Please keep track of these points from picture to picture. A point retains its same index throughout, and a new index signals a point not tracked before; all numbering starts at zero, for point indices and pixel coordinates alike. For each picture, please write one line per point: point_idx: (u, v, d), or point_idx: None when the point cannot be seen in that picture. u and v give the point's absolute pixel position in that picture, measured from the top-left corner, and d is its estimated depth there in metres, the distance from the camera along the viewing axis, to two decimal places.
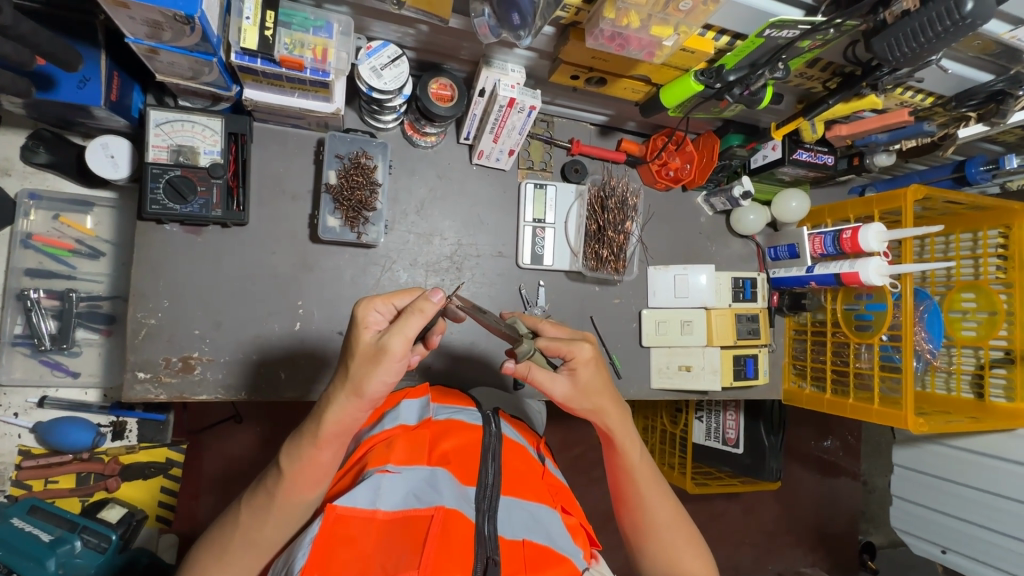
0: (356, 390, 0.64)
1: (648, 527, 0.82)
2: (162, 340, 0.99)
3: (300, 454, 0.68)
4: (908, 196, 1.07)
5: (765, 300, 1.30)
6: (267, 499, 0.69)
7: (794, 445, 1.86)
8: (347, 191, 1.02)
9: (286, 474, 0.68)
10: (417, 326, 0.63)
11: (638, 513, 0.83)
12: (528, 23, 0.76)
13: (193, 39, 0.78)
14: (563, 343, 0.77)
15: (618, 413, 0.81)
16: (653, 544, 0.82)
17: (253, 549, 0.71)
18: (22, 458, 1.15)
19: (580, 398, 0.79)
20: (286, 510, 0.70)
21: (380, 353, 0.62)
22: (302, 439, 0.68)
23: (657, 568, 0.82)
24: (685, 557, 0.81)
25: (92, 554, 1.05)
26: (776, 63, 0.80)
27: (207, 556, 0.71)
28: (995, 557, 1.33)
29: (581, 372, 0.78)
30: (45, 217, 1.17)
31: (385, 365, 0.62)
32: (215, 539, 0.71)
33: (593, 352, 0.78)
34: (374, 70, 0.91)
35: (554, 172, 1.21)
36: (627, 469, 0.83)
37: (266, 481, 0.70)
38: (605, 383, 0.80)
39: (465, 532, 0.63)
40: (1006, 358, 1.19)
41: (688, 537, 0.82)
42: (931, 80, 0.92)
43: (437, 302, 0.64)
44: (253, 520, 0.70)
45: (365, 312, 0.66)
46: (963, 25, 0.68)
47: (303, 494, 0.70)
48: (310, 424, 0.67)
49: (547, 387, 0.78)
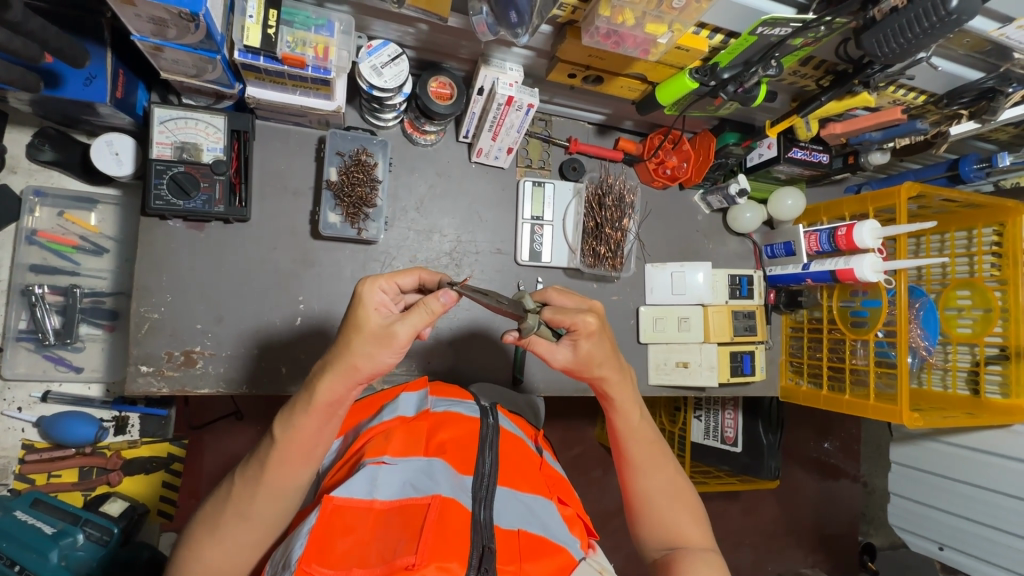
0: (353, 365, 0.66)
1: (647, 493, 0.83)
2: (165, 334, 1.01)
3: (291, 423, 0.69)
4: (901, 194, 1.09)
5: (762, 297, 1.31)
6: (257, 471, 0.70)
7: (794, 445, 1.87)
8: (348, 188, 1.03)
9: (277, 443, 0.69)
10: (420, 317, 0.65)
11: (636, 478, 0.84)
12: (525, 21, 0.77)
13: (197, 37, 0.79)
14: (564, 315, 0.76)
15: (621, 379, 0.81)
16: (650, 511, 0.83)
17: (244, 524, 0.70)
18: (25, 453, 1.16)
19: (586, 367, 0.79)
20: (276, 486, 0.70)
21: (387, 337, 0.64)
22: (294, 408, 0.69)
23: (655, 538, 0.82)
24: (686, 529, 0.81)
25: (94, 547, 1.07)
26: (768, 61, 0.82)
27: (209, 532, 0.70)
28: (993, 553, 1.33)
29: (584, 343, 0.77)
30: (50, 214, 1.18)
31: (388, 348, 0.65)
32: (209, 514, 0.72)
33: (596, 324, 0.77)
34: (374, 68, 0.93)
35: (552, 170, 1.22)
36: (627, 433, 0.84)
37: (258, 452, 0.71)
38: (611, 354, 0.79)
39: (462, 520, 0.63)
40: (1001, 354, 1.21)
41: (687, 508, 0.83)
42: (923, 78, 0.94)
43: (448, 304, 0.65)
44: (244, 491, 0.70)
45: (370, 290, 0.66)
46: (949, 20, 0.69)
47: (293, 466, 0.70)
48: (304, 393, 0.69)
49: (550, 355, 0.79)
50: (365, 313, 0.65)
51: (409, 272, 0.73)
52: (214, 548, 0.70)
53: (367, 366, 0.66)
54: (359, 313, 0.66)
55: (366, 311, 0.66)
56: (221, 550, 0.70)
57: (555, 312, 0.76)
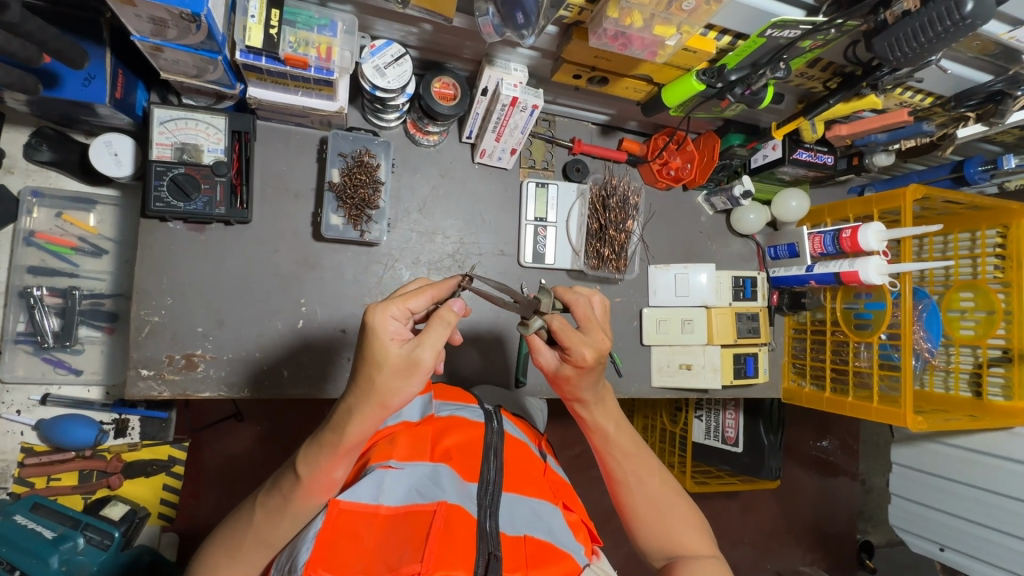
0: (381, 402, 0.63)
1: (637, 501, 0.82)
2: (166, 337, 1.00)
3: (318, 462, 0.67)
4: (906, 195, 1.07)
5: (765, 298, 1.30)
6: (280, 504, 0.69)
7: (793, 444, 1.87)
8: (350, 189, 1.03)
9: (303, 481, 0.67)
10: (442, 335, 0.64)
11: (625, 489, 0.83)
12: (531, 22, 0.76)
13: (198, 37, 0.78)
14: (569, 337, 0.75)
15: (595, 395, 0.83)
16: (644, 520, 0.82)
17: (265, 548, 0.71)
18: (24, 456, 1.16)
19: (563, 380, 0.81)
20: (298, 514, 0.70)
21: (414, 366, 0.62)
22: (321, 448, 0.67)
23: (654, 548, 0.81)
24: (684, 536, 0.80)
25: (94, 552, 1.06)
26: (777, 63, 0.80)
27: (230, 556, 0.70)
28: (994, 555, 1.33)
29: (570, 367, 0.78)
30: (48, 215, 1.17)
31: (415, 376, 0.63)
32: (228, 537, 0.71)
33: (592, 358, 0.75)
34: (377, 68, 0.91)
35: (555, 171, 1.21)
36: (607, 445, 0.84)
37: (280, 484, 0.70)
38: (596, 377, 0.80)
39: (467, 528, 0.62)
40: (1004, 357, 1.20)
41: (683, 514, 0.82)
42: (930, 80, 0.93)
43: (460, 315, 0.65)
44: (265, 521, 0.70)
45: (384, 321, 0.63)
46: (962, 25, 0.68)
47: (317, 498, 0.69)
48: (331, 433, 0.66)
49: (539, 354, 0.81)
50: (383, 346, 0.62)
51: (421, 291, 0.68)
52: (235, 570, 0.71)
53: (397, 402, 0.64)
54: (377, 348, 0.62)
55: (383, 342, 0.62)
56: (243, 569, 0.71)
57: (560, 327, 0.75)
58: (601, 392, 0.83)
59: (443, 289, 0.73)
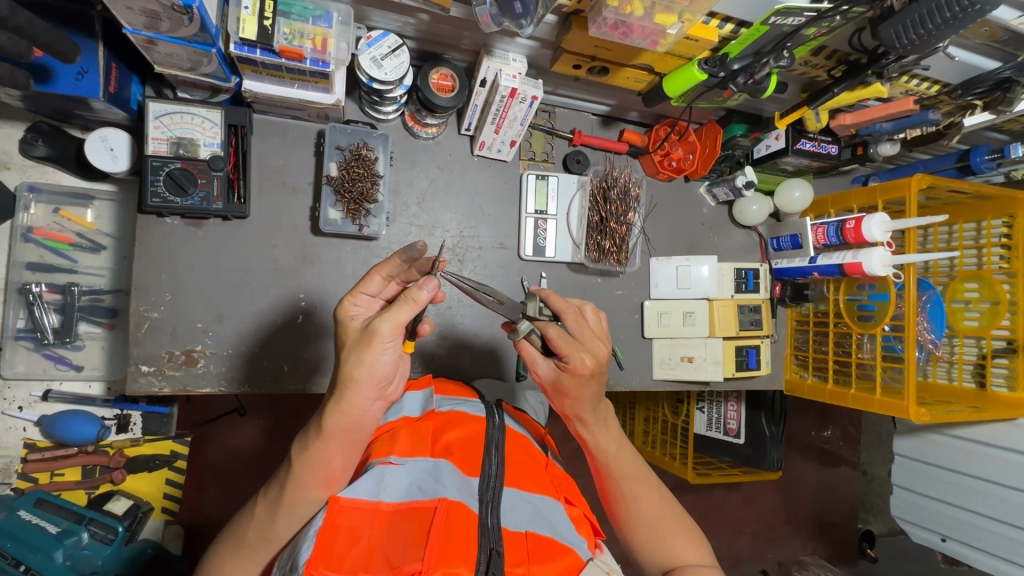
0: (349, 376, 0.63)
1: (636, 521, 0.82)
2: (166, 333, 1.00)
3: (306, 449, 0.67)
4: (911, 185, 1.06)
5: (767, 291, 1.29)
6: (276, 497, 0.69)
7: (795, 435, 1.87)
8: (349, 183, 1.01)
9: (293, 469, 0.68)
10: (406, 312, 0.62)
11: (624, 511, 0.82)
12: (530, 11, 0.74)
13: (191, 30, 0.77)
14: (567, 345, 0.74)
15: (598, 415, 0.82)
16: (645, 541, 0.81)
17: (264, 545, 0.70)
18: (27, 452, 1.17)
19: (559, 392, 0.79)
20: (293, 510, 0.69)
21: (370, 336, 0.62)
22: (309, 433, 0.67)
23: (655, 563, 0.80)
24: (683, 549, 0.80)
25: (99, 546, 1.07)
26: (781, 51, 0.79)
27: (235, 550, 0.71)
28: (996, 545, 1.34)
29: (568, 376, 0.76)
30: (45, 211, 1.16)
31: (375, 346, 0.62)
32: (232, 534, 0.72)
33: (591, 367, 0.74)
34: (374, 60, 0.90)
35: (555, 162, 1.20)
36: (608, 467, 0.83)
37: (277, 475, 0.70)
38: (593, 394, 0.79)
39: (468, 524, 0.62)
40: (1008, 347, 1.18)
41: (681, 526, 0.82)
42: (937, 68, 0.91)
43: (430, 294, 0.63)
44: (264, 515, 0.70)
45: None
46: (972, 11, 0.67)
47: (313, 495, 0.69)
48: (315, 419, 0.67)
49: (534, 365, 0.79)
50: None
51: (371, 276, 0.71)
52: (239, 565, 0.71)
53: (365, 375, 0.63)
54: (348, 328, 0.67)
55: None
56: (246, 565, 0.71)
57: (559, 336, 0.74)
58: (603, 412, 0.82)
59: (396, 265, 0.72)
